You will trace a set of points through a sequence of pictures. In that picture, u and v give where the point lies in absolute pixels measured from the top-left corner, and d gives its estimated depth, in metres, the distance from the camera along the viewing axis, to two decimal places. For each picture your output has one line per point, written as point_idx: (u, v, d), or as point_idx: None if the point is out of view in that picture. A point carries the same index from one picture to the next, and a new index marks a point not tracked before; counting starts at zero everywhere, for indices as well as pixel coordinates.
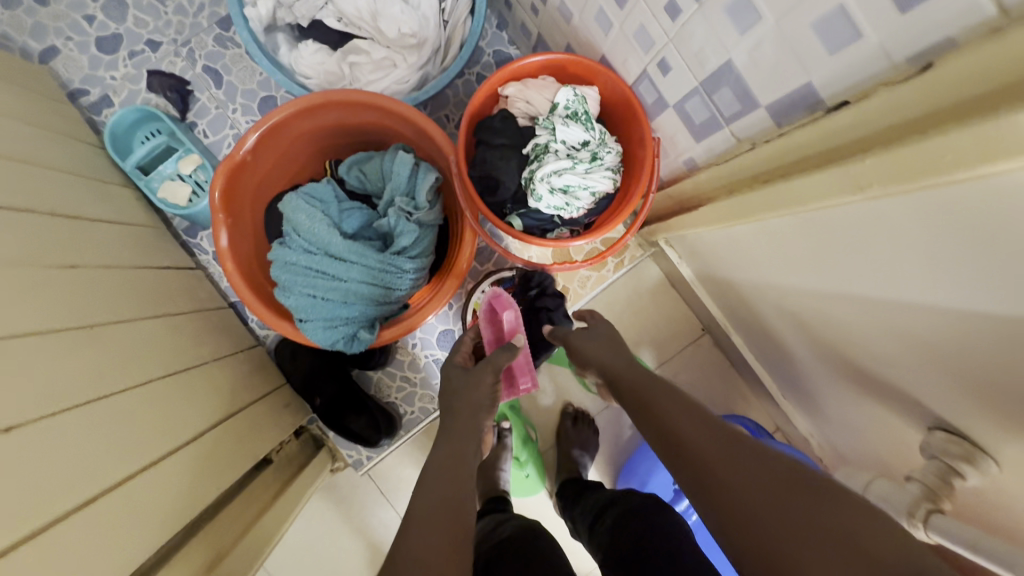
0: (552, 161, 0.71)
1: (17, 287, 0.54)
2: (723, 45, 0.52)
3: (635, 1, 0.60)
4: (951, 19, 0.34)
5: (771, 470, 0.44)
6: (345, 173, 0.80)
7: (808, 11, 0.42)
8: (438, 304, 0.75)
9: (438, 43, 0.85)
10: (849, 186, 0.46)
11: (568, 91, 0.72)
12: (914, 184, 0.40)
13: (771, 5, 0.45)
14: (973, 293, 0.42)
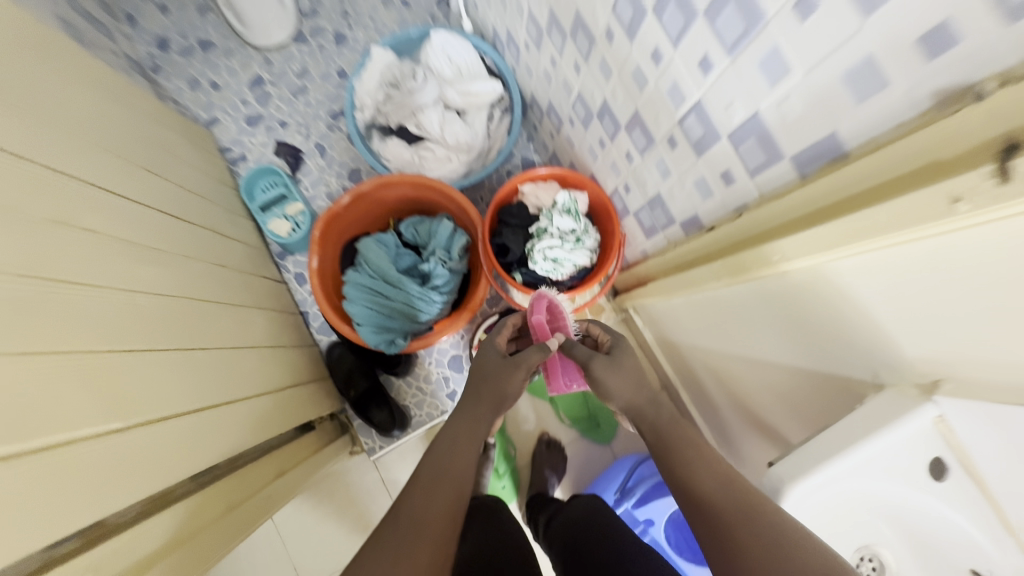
0: (548, 240, 1.02)
1: (190, 271, 0.86)
2: (656, 183, 0.85)
3: (611, 147, 0.94)
4: (743, 193, 0.65)
5: (737, 493, 0.54)
6: (404, 228, 1.12)
7: (691, 175, 0.74)
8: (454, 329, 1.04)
9: (480, 150, 1.21)
10: (716, 274, 0.75)
11: (566, 194, 1.05)
12: (741, 275, 0.69)
13: (676, 167, 0.77)
14: (794, 340, 0.70)
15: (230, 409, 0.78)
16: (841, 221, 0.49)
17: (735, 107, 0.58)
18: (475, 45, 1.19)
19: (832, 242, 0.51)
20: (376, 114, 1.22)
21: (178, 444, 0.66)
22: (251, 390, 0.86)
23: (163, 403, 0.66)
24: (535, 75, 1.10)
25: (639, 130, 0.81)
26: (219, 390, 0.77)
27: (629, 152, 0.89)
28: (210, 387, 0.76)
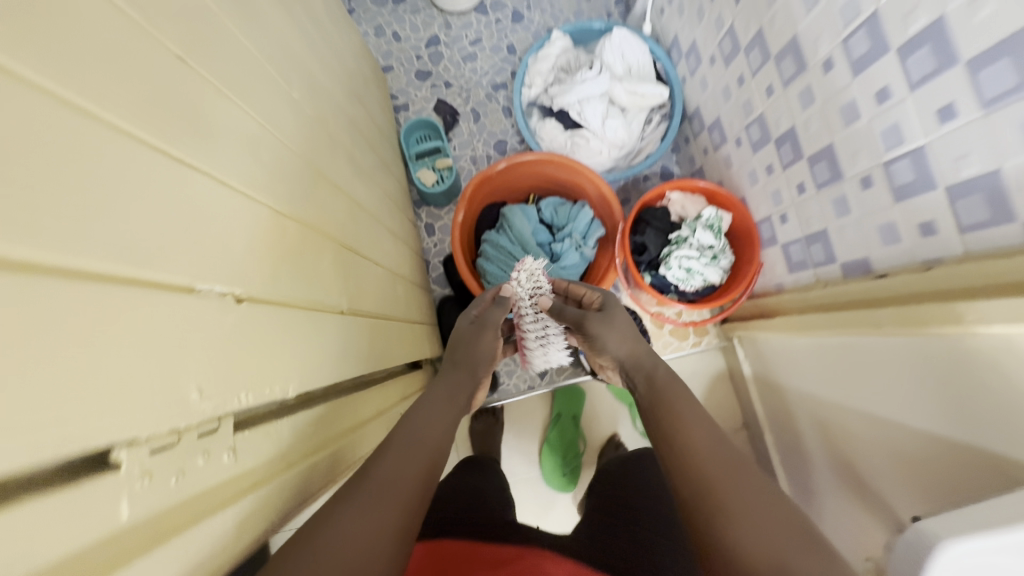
0: (685, 249, 1.04)
1: (372, 195, 0.93)
2: (825, 218, 0.85)
3: (779, 174, 0.95)
4: (943, 250, 0.65)
5: (744, 470, 0.51)
6: (544, 206, 1.17)
7: (877, 219, 0.74)
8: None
9: (629, 150, 1.25)
10: (874, 323, 0.75)
11: (715, 210, 1.04)
12: (912, 328, 0.68)
13: (858, 208, 0.77)
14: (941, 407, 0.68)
15: (385, 328, 0.83)
16: None
17: (969, 160, 0.58)
18: (651, 47, 1.21)
19: None
20: (541, 94, 1.28)
21: (366, 348, 0.72)
22: (396, 316, 0.92)
23: (360, 306, 0.72)
24: (711, 91, 1.12)
25: (824, 163, 0.82)
26: (380, 307, 0.83)
27: (802, 184, 0.89)
28: (377, 304, 0.81)
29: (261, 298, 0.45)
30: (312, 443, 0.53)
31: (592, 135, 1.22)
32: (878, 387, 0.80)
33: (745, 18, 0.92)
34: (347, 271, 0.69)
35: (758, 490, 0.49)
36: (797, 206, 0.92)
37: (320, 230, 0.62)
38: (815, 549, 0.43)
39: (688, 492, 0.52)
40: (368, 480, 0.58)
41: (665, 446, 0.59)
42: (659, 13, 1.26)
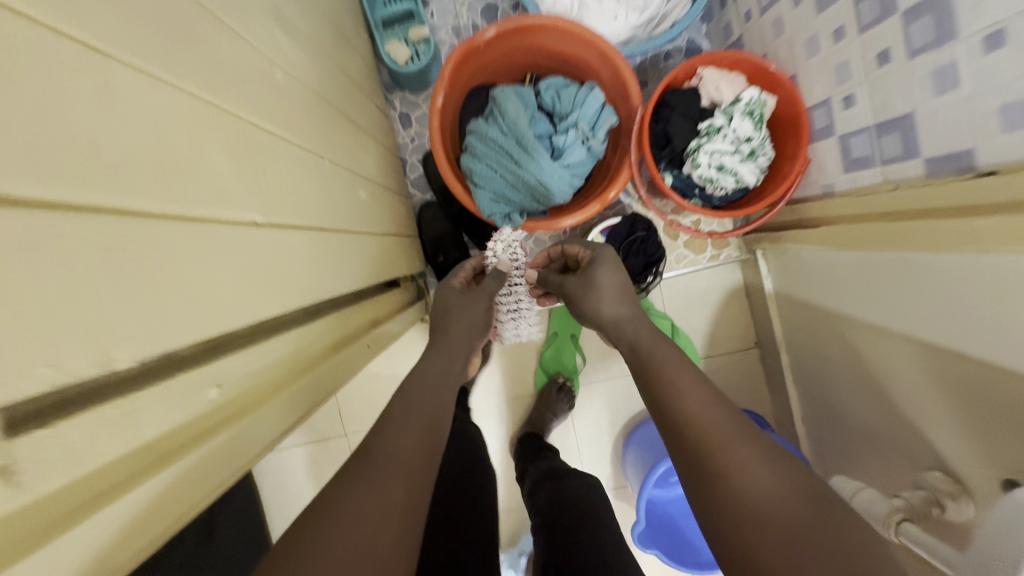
0: (718, 142, 0.85)
1: (321, 69, 0.71)
2: (914, 98, 0.65)
3: (853, 40, 0.73)
4: None
5: (724, 424, 0.51)
6: (543, 88, 0.94)
7: (999, 96, 0.55)
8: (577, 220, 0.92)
9: (651, 17, 0.99)
10: (966, 237, 0.59)
11: (755, 91, 0.85)
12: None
13: (972, 82, 0.57)
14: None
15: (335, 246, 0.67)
16: None
17: None
18: None
19: None
20: None
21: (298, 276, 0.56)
22: (353, 228, 0.74)
23: (289, 220, 0.55)
24: None
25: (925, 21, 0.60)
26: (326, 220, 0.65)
27: (887, 52, 0.68)
28: (323, 217, 0.63)
29: (69, 211, 0.28)
30: (194, 426, 0.39)
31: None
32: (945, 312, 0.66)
33: None
34: (269, 172, 0.50)
35: (727, 435, 0.50)
36: (872, 83, 0.71)
37: (213, 113, 0.43)
38: (786, 474, 0.46)
39: (690, 463, 0.50)
40: (369, 456, 0.54)
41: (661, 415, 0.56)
42: None
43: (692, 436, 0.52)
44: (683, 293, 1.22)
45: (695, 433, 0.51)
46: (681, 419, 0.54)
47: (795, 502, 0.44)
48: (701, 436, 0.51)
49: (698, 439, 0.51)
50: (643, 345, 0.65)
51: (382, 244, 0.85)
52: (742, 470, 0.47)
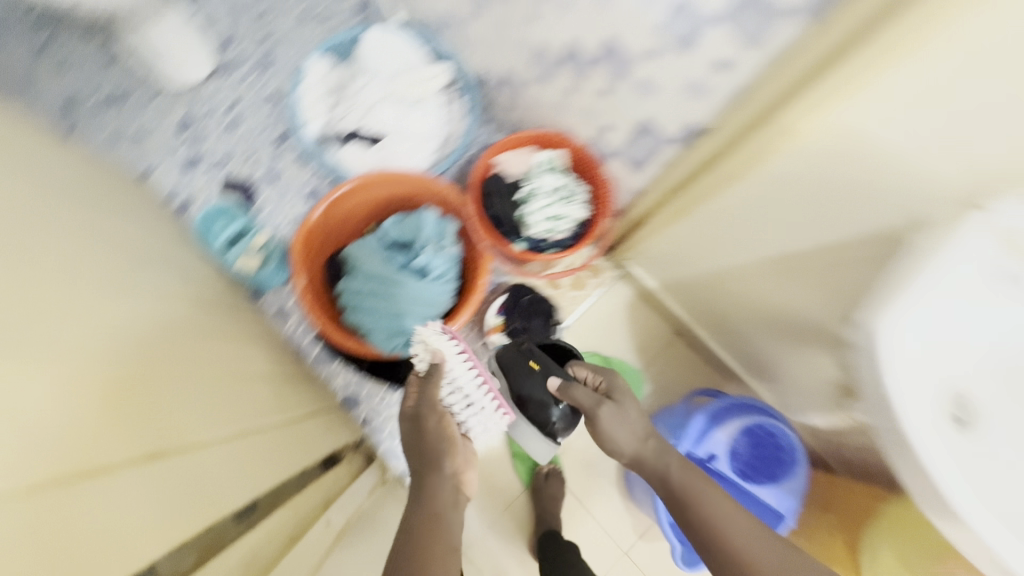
0: (538, 200, 1.02)
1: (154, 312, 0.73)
2: (641, 104, 0.83)
3: (582, 89, 0.92)
4: (747, 61, 0.63)
5: (776, 556, 0.61)
6: (387, 227, 1.04)
7: (681, 73, 0.72)
8: (466, 315, 0.99)
9: (441, 138, 1.17)
10: (736, 166, 0.73)
11: (544, 153, 1.05)
12: (761, 148, 0.68)
13: (662, 76, 0.75)
14: (814, 216, 0.71)
15: (209, 470, 0.65)
16: (883, 34, 0.47)
17: None
18: (412, 36, 1.15)
19: (879, 57, 0.49)
20: (325, 125, 1.15)
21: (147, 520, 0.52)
22: (232, 439, 0.72)
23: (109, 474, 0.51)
24: (484, 43, 1.06)
25: (613, 65, 0.81)
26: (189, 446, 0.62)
27: (604, 87, 0.87)
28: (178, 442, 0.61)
29: None
30: None
31: (398, 141, 1.13)
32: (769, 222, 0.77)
33: None
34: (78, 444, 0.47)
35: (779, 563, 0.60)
36: (613, 106, 0.89)
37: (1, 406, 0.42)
38: None
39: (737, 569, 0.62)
40: None
41: (707, 548, 0.65)
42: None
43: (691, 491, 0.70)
44: (593, 327, 1.30)
45: (682, 496, 0.70)
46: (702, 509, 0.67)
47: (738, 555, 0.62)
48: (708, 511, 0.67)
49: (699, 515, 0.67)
50: (672, 468, 0.73)
51: (272, 436, 0.83)
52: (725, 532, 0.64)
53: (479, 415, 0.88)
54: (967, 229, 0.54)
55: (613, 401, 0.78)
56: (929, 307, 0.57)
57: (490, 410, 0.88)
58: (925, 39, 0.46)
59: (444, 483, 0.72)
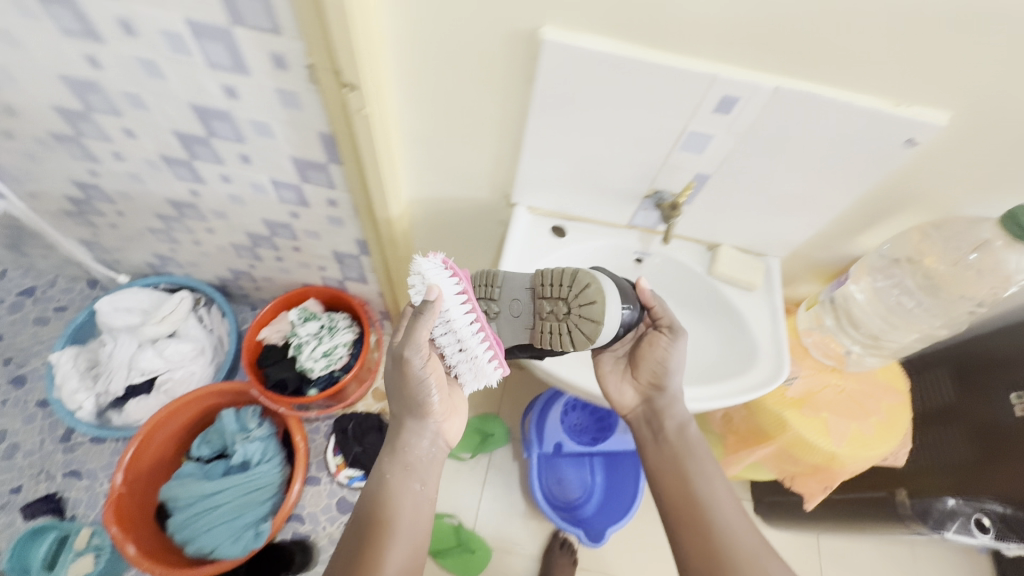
0: (307, 347, 1.15)
1: None
2: (322, 244, 1.03)
3: (284, 253, 1.11)
4: (341, 193, 0.86)
5: (739, 521, 0.62)
6: (196, 450, 1.12)
7: (321, 216, 0.93)
8: (302, 469, 1.07)
9: (213, 344, 1.29)
10: (398, 252, 0.94)
11: (295, 310, 1.19)
12: (398, 234, 0.90)
13: (314, 223, 0.96)
14: (467, 252, 0.94)
15: None
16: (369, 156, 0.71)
17: (269, 153, 0.78)
18: (140, 285, 1.27)
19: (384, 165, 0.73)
20: (98, 400, 1.19)
21: None
22: None
23: None
24: (200, 259, 1.22)
25: (285, 231, 1.01)
26: None
27: (294, 245, 1.06)
28: None
29: None
30: None
31: (173, 371, 1.21)
32: (459, 262, 1.00)
33: (142, 215, 1.06)
34: None
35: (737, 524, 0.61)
36: (311, 253, 1.08)
37: None
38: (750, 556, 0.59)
39: (688, 519, 0.63)
40: None
41: (673, 502, 0.66)
42: (114, 262, 1.30)
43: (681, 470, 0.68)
44: None
45: (677, 442, 0.70)
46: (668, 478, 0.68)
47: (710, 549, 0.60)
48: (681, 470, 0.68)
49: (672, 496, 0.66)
50: (690, 443, 0.69)
51: None
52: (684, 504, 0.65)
53: (468, 365, 0.68)
54: (517, 218, 0.79)
55: (670, 332, 0.72)
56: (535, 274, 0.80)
57: (482, 359, 0.67)
58: (394, 143, 0.71)
59: (417, 437, 0.74)
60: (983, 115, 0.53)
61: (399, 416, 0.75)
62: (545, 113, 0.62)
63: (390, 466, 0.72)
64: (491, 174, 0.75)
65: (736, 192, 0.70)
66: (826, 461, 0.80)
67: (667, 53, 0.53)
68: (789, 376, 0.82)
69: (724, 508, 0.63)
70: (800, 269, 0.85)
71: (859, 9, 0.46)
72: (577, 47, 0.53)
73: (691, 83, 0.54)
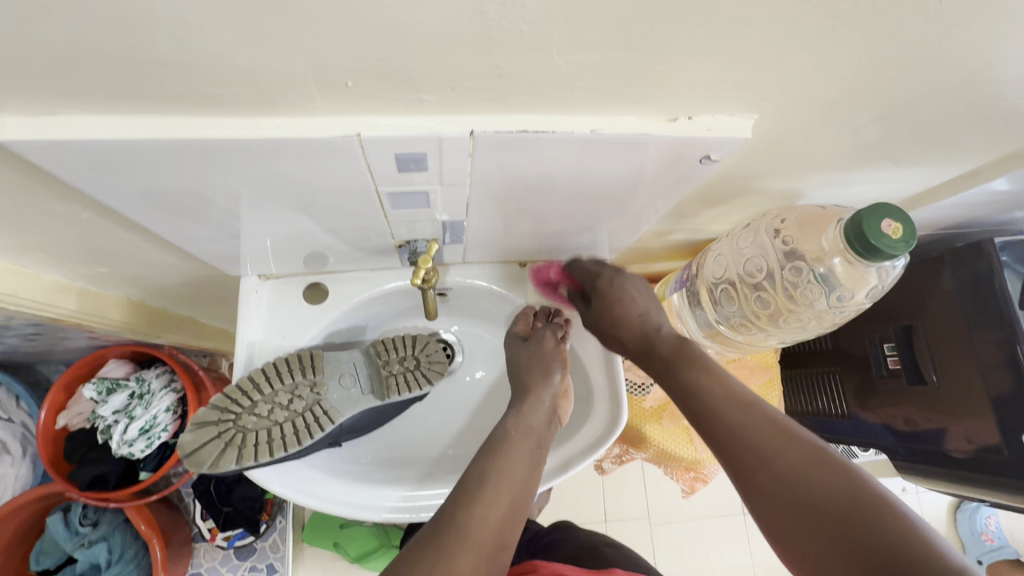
0: (117, 429, 0.94)
1: None
2: (59, 326, 0.77)
3: (30, 335, 0.85)
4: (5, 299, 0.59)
5: (838, 482, 0.36)
6: (39, 563, 0.98)
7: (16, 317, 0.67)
8: (160, 551, 0.97)
9: (19, 433, 1.04)
10: (151, 335, 0.71)
11: (88, 386, 0.94)
12: (134, 327, 0.66)
13: (16, 320, 0.69)
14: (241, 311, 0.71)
15: None
16: None
17: None
18: None
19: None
20: None
21: None
22: None
23: None
24: None
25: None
26: None
27: (29, 329, 0.80)
28: None
29: None
30: None
31: None
32: None
33: None
34: None
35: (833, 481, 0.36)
36: (61, 331, 0.83)
37: None
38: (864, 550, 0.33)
39: (754, 481, 0.39)
40: None
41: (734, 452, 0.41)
42: None
43: (690, 404, 0.45)
44: None
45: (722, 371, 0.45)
46: (701, 423, 0.43)
47: (839, 500, 0.35)
48: (699, 412, 0.44)
49: (719, 444, 0.42)
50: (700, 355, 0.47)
51: None
52: (767, 444, 0.39)
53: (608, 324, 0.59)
54: (246, 294, 0.56)
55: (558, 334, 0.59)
56: None
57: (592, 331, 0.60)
58: None
59: (539, 405, 0.53)
60: (805, 105, 0.34)
61: (526, 382, 0.55)
62: (158, 206, 0.38)
63: (513, 421, 0.51)
64: (175, 257, 0.51)
65: (521, 217, 0.48)
66: (695, 465, 0.71)
67: (256, 122, 0.29)
68: (645, 384, 0.69)
69: (810, 457, 0.38)
70: (645, 254, 0.67)
71: (543, 17, 0.23)
72: (85, 144, 0.28)
73: (331, 152, 0.31)
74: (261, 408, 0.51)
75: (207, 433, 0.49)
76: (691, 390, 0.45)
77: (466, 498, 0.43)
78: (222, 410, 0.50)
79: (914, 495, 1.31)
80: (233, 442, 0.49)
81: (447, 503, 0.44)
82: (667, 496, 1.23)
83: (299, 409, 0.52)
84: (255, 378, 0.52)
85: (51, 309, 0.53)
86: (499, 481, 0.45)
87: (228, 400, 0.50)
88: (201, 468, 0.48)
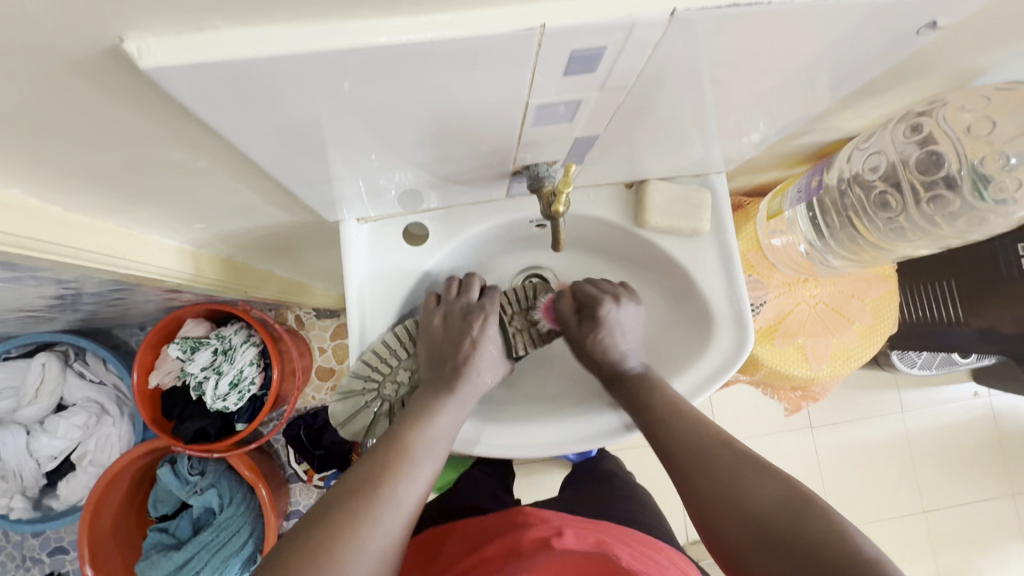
0: (208, 385, 0.96)
1: None
2: (144, 289, 0.77)
3: (113, 300, 0.85)
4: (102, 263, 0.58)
5: (802, 510, 0.38)
6: (157, 512, 1.05)
7: (105, 281, 0.66)
8: (266, 492, 1.01)
9: (113, 396, 1.08)
10: (240, 290, 0.69)
11: (172, 346, 0.95)
12: (228, 283, 0.65)
13: (105, 285, 0.69)
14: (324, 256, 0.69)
15: None
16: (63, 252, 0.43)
17: None
18: None
19: (109, 262, 0.45)
20: (26, 493, 1.03)
21: None
22: None
23: None
24: (19, 330, 0.94)
25: (81, 291, 0.74)
26: None
27: (113, 294, 0.80)
28: None
29: None
30: None
31: (86, 443, 1.04)
32: (330, 255, 0.76)
33: None
34: None
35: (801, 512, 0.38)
36: (141, 294, 0.82)
37: None
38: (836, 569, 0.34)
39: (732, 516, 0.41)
40: None
41: (711, 491, 0.43)
42: None
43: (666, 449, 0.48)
44: None
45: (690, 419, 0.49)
46: (677, 462, 0.47)
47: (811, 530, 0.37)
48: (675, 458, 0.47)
49: (696, 477, 0.44)
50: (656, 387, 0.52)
51: None
52: (739, 477, 0.42)
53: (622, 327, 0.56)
54: (348, 239, 0.54)
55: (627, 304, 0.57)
56: (407, 295, 0.56)
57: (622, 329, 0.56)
58: (93, 223, 0.42)
59: (457, 400, 0.52)
60: None
61: (441, 373, 0.53)
62: (280, 143, 0.34)
63: (428, 411, 0.50)
64: (276, 204, 0.48)
65: (652, 126, 0.43)
66: (804, 384, 0.69)
67: (428, 19, 0.24)
68: (756, 305, 0.65)
69: (771, 486, 0.41)
70: (757, 166, 0.61)
71: None
72: (238, 67, 0.24)
73: (503, 54, 0.26)
74: (398, 375, 0.56)
75: (356, 404, 0.53)
76: (666, 433, 0.48)
77: (420, 417, 0.49)
78: (366, 384, 0.53)
79: (986, 397, 1.27)
80: (371, 408, 0.54)
81: (348, 485, 0.44)
82: (740, 411, 1.23)
83: (423, 368, 0.54)
84: (388, 351, 0.54)
85: (154, 270, 0.51)
86: (401, 484, 0.44)
87: (368, 374, 0.53)
88: (356, 433, 0.54)
